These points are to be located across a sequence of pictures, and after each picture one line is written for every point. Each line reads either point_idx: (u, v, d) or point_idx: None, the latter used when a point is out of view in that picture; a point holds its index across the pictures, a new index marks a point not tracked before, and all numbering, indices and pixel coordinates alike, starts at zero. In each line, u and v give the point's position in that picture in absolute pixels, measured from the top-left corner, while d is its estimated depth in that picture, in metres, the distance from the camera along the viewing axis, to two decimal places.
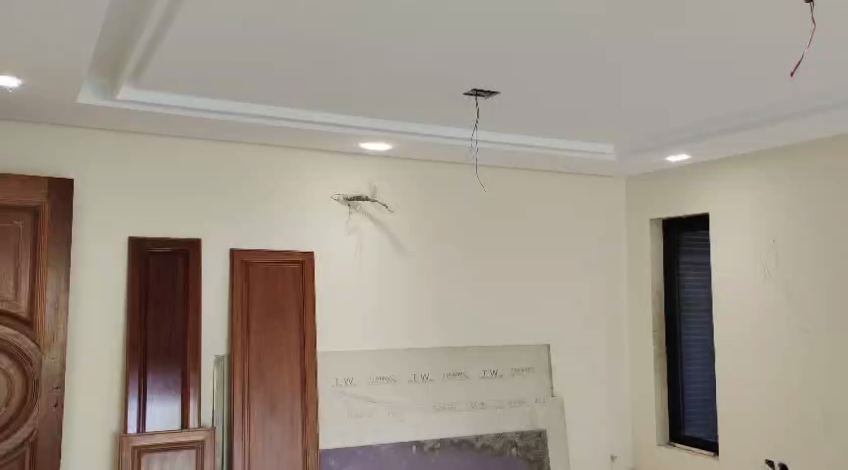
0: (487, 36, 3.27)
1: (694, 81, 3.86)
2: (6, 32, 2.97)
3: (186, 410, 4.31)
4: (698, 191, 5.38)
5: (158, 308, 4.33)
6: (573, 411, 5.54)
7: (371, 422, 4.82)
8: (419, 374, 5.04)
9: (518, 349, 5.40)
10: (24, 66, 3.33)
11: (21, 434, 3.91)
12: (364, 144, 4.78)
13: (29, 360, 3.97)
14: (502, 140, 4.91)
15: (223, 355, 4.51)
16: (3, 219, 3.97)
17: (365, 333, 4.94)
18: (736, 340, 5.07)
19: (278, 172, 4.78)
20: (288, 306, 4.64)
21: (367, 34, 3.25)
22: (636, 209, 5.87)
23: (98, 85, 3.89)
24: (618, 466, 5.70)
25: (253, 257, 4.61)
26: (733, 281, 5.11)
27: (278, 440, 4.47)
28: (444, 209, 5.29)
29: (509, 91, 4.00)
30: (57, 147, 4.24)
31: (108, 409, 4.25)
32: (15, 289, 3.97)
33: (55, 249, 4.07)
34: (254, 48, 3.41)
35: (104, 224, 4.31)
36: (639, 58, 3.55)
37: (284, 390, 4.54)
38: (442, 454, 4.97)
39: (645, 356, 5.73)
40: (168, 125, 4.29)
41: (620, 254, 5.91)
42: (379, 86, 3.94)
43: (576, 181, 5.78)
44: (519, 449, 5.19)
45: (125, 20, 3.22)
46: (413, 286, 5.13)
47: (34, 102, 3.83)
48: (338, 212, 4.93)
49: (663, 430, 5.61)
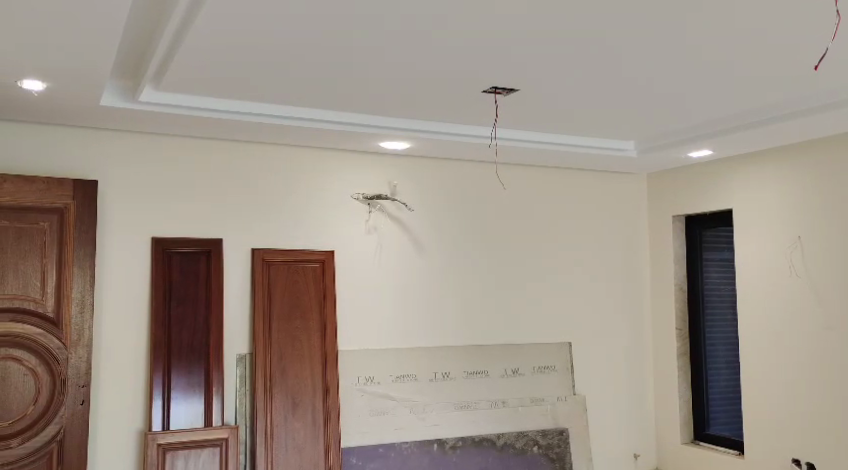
0: (500, 34, 3.25)
1: (712, 77, 3.81)
2: (31, 33, 3.01)
3: (210, 408, 4.35)
4: (720, 188, 5.32)
5: (180, 307, 4.38)
6: (595, 409, 5.51)
7: (392, 420, 4.84)
8: (440, 372, 5.04)
9: (540, 347, 5.38)
10: (47, 66, 3.37)
11: (49, 433, 3.98)
12: (382, 144, 4.79)
13: (56, 359, 4.03)
14: (521, 138, 4.89)
15: (246, 353, 4.55)
16: (29, 219, 4.03)
17: (386, 331, 4.96)
18: (760, 337, 4.99)
19: (297, 171, 4.81)
20: (309, 304, 4.67)
21: (379, 34, 3.25)
22: (657, 206, 5.82)
23: (118, 87, 3.94)
24: (641, 465, 5.66)
25: (273, 256, 4.65)
26: (757, 277, 5.04)
27: (300, 439, 4.49)
28: (464, 207, 5.29)
29: (526, 89, 3.97)
30: (78, 148, 4.30)
31: (133, 407, 4.31)
32: (41, 289, 4.03)
33: (80, 249, 4.13)
34: (267, 49, 3.42)
35: (125, 224, 4.37)
36: (658, 56, 3.51)
37: (305, 389, 4.56)
38: (463, 453, 4.97)
39: (668, 353, 5.68)
40: (186, 125, 4.33)
41: (641, 251, 5.86)
42: (395, 86, 3.94)
43: (597, 177, 5.75)
44: (541, 447, 5.17)
45: (145, 21, 3.25)
46: (434, 285, 5.14)
47: (57, 103, 3.89)
48: (358, 212, 4.95)
49: (686, 429, 5.57)
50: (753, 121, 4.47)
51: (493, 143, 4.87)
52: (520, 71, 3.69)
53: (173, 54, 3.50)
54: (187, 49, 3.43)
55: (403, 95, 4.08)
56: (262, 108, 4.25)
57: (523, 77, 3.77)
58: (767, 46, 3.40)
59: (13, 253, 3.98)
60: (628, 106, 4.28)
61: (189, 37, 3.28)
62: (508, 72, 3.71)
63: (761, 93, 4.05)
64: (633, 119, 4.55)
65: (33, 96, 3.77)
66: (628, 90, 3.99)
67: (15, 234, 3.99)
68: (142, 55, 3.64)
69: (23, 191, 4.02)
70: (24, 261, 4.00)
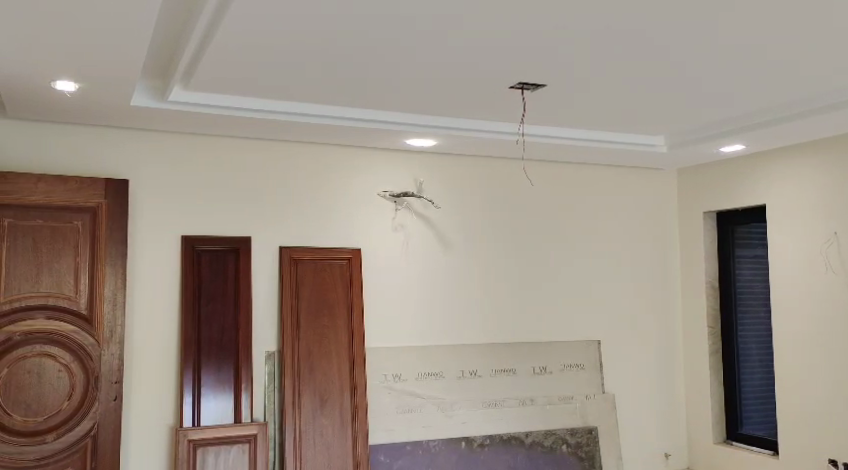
0: (523, 30, 3.22)
1: (744, 71, 3.73)
2: (63, 33, 3.05)
3: (239, 405, 4.38)
4: (754, 183, 5.21)
5: (210, 305, 4.43)
6: (625, 408, 5.46)
7: (420, 418, 4.83)
8: (468, 370, 5.03)
9: (569, 345, 5.33)
10: (78, 67, 3.43)
11: (83, 427, 4.05)
12: (409, 141, 4.78)
13: (89, 356, 4.10)
14: (548, 134, 4.85)
15: (274, 350, 4.59)
16: (63, 219, 4.10)
17: (414, 328, 4.96)
18: (796, 335, 4.89)
19: (323, 170, 4.82)
20: (336, 302, 4.68)
21: (403, 32, 3.24)
22: (689, 202, 5.73)
23: (148, 86, 3.98)
24: (672, 465, 5.59)
25: (301, 254, 4.68)
26: (791, 274, 4.94)
27: (328, 436, 4.51)
28: (493, 203, 5.27)
29: (553, 85, 3.93)
30: (110, 148, 4.36)
31: (165, 403, 4.36)
32: (75, 286, 4.09)
33: (112, 248, 4.19)
34: (300, 48, 3.43)
35: (155, 224, 4.42)
36: (686, 49, 3.45)
37: (333, 386, 4.58)
38: (491, 451, 4.94)
39: (700, 352, 5.59)
40: (215, 125, 4.36)
41: (673, 249, 5.79)
42: (421, 84, 3.93)
43: (627, 173, 5.68)
44: (570, 446, 5.13)
45: (176, 21, 3.28)
46: (462, 282, 5.12)
47: (89, 104, 3.95)
48: (385, 209, 4.96)
49: (718, 428, 5.48)
50: (787, 115, 4.38)
51: (521, 140, 4.83)
52: (547, 67, 3.66)
53: (201, 55, 3.53)
54: (216, 49, 3.45)
55: (428, 93, 4.06)
56: (289, 106, 4.26)
57: (549, 73, 3.73)
58: (801, 37, 3.31)
59: (46, 252, 4.04)
60: (658, 100, 4.21)
61: (217, 37, 3.31)
62: (534, 68, 3.67)
63: (795, 85, 3.96)
64: (664, 114, 4.48)
65: (66, 97, 3.84)
66: (657, 84, 3.93)
67: (49, 234, 4.06)
68: (171, 56, 3.68)
69: (57, 191, 4.09)
70: (58, 259, 4.07)
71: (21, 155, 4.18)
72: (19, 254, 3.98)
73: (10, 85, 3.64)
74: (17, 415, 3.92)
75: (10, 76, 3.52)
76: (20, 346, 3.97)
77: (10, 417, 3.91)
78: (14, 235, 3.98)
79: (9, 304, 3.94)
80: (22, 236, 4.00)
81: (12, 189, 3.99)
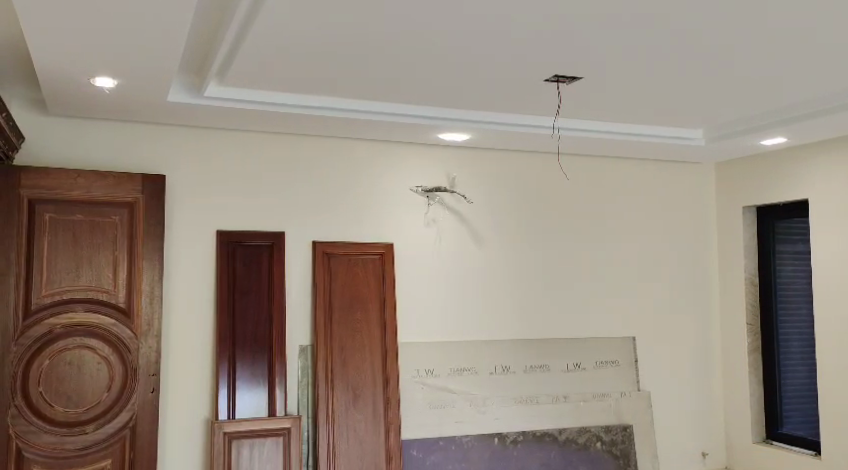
0: (564, 22, 3.16)
1: (787, 61, 3.62)
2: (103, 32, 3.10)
3: (273, 398, 4.41)
4: (797, 176, 5.08)
5: (244, 299, 4.46)
6: (662, 406, 5.38)
7: (453, 414, 4.81)
8: (500, 365, 5.00)
9: (602, 342, 5.27)
10: (116, 65, 3.48)
11: (122, 419, 4.11)
12: (441, 135, 4.75)
13: (127, 348, 4.16)
14: (630, 132, 4.88)
15: (307, 345, 4.61)
16: (102, 214, 4.16)
17: (447, 323, 4.94)
18: (841, 333, 4.75)
19: (356, 165, 4.83)
20: (368, 296, 4.70)
21: (437, 26, 3.21)
22: (727, 197, 5.61)
23: (185, 82, 4.01)
24: (709, 464, 5.49)
25: (334, 249, 4.69)
26: (836, 269, 4.80)
27: (360, 430, 4.53)
28: (527, 198, 5.22)
29: (588, 78, 3.86)
30: (148, 146, 4.42)
31: (201, 396, 4.41)
32: (113, 280, 4.16)
33: (149, 243, 4.24)
34: (332, 44, 3.43)
35: (191, 219, 4.47)
36: (725, 41, 3.36)
37: (366, 380, 4.60)
38: (524, 447, 4.91)
39: (739, 348, 5.48)
40: (249, 120, 4.38)
41: (711, 245, 5.69)
42: (454, 79, 3.90)
43: (663, 167, 5.59)
44: (604, 443, 5.07)
45: (212, 18, 3.30)
46: (493, 278, 5.09)
47: (127, 101, 4.00)
48: (417, 204, 4.94)
49: (757, 427, 5.38)
50: (833, 106, 4.25)
51: (556, 133, 4.77)
52: (581, 60, 3.60)
53: (236, 51, 3.54)
54: (251, 45, 3.46)
55: (460, 87, 4.03)
56: (322, 101, 4.25)
57: (585, 66, 3.67)
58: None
59: (86, 246, 4.12)
60: (698, 93, 4.11)
61: (252, 34, 3.32)
62: (570, 61, 3.61)
63: (841, 75, 3.83)
64: (706, 107, 4.38)
65: (106, 94, 3.89)
66: (694, 77, 3.85)
67: (89, 228, 4.13)
68: (207, 52, 3.70)
69: (96, 186, 4.15)
70: (98, 253, 4.14)
71: (61, 152, 4.26)
72: (60, 249, 4.07)
73: (54, 82, 3.70)
74: (58, 406, 4.01)
75: (52, 74, 3.59)
76: (62, 338, 4.05)
77: (52, 408, 3.99)
78: (55, 229, 4.07)
79: (50, 298, 4.03)
80: (62, 232, 4.08)
81: (53, 185, 4.07)
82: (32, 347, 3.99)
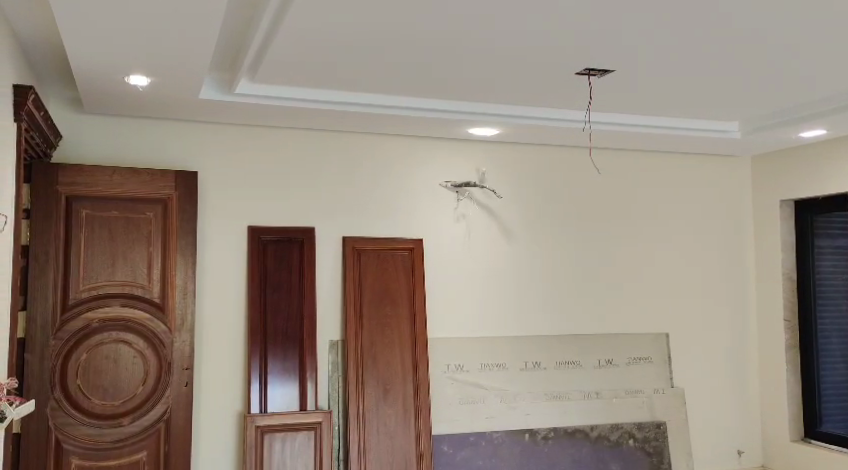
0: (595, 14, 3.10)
1: (825, 51, 3.52)
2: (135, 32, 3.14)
3: (305, 393, 4.44)
4: (838, 169, 4.95)
5: (275, 295, 4.50)
6: (697, 403, 5.29)
7: (483, 409, 4.80)
8: (531, 361, 4.96)
9: (637, 338, 5.21)
10: (149, 64, 3.52)
11: (157, 411, 4.18)
12: (472, 131, 4.72)
13: (161, 342, 4.22)
14: (668, 125, 4.80)
15: (338, 339, 4.62)
16: (135, 211, 4.22)
17: (478, 319, 4.92)
18: None
19: (385, 161, 4.83)
20: (398, 291, 4.70)
21: (463, 20, 3.18)
22: (765, 191, 5.49)
23: (216, 79, 4.04)
24: (745, 463, 5.39)
25: (364, 244, 4.70)
26: None
27: (391, 424, 4.54)
28: (559, 193, 5.17)
29: (620, 71, 3.80)
30: (181, 143, 4.47)
31: (234, 389, 4.46)
32: (148, 275, 4.21)
33: (183, 239, 4.30)
34: (358, 40, 3.42)
35: (223, 216, 4.51)
36: (760, 32, 3.28)
37: (395, 375, 4.61)
38: (555, 444, 4.88)
39: (777, 345, 5.37)
40: (278, 117, 4.41)
41: (749, 239, 5.58)
42: (481, 74, 3.86)
43: (698, 161, 5.49)
44: (637, 440, 5.02)
45: (241, 16, 3.32)
46: (526, 274, 5.05)
47: (160, 99, 4.05)
48: (447, 198, 4.93)
49: (795, 426, 5.27)
50: None
51: (588, 127, 4.70)
52: (612, 54, 3.54)
53: (266, 48, 3.55)
54: (280, 42, 3.47)
55: (490, 82, 3.99)
56: (351, 97, 4.24)
57: (616, 59, 3.61)
58: None
59: (121, 242, 4.18)
60: (728, 86, 4.03)
61: (280, 31, 3.34)
62: (601, 54, 3.55)
63: None
64: (741, 99, 4.28)
65: (139, 92, 3.95)
66: (728, 69, 3.76)
67: (124, 225, 4.19)
68: (236, 50, 3.73)
69: (130, 183, 4.21)
70: (133, 249, 4.20)
71: (97, 149, 4.33)
72: (96, 246, 4.14)
73: (88, 81, 3.77)
74: (95, 399, 4.07)
75: (87, 73, 3.64)
76: (98, 332, 4.11)
77: (89, 400, 4.06)
78: (91, 226, 4.13)
79: (87, 293, 4.10)
80: (98, 228, 4.15)
81: (88, 183, 4.14)
82: (70, 340, 4.06)
